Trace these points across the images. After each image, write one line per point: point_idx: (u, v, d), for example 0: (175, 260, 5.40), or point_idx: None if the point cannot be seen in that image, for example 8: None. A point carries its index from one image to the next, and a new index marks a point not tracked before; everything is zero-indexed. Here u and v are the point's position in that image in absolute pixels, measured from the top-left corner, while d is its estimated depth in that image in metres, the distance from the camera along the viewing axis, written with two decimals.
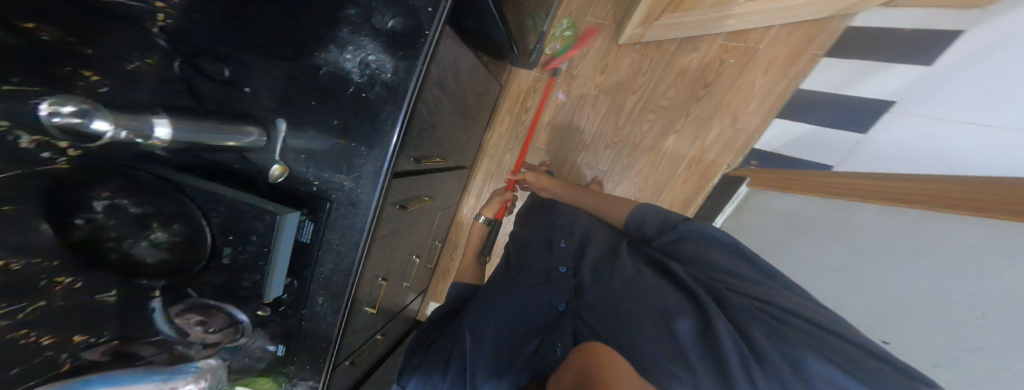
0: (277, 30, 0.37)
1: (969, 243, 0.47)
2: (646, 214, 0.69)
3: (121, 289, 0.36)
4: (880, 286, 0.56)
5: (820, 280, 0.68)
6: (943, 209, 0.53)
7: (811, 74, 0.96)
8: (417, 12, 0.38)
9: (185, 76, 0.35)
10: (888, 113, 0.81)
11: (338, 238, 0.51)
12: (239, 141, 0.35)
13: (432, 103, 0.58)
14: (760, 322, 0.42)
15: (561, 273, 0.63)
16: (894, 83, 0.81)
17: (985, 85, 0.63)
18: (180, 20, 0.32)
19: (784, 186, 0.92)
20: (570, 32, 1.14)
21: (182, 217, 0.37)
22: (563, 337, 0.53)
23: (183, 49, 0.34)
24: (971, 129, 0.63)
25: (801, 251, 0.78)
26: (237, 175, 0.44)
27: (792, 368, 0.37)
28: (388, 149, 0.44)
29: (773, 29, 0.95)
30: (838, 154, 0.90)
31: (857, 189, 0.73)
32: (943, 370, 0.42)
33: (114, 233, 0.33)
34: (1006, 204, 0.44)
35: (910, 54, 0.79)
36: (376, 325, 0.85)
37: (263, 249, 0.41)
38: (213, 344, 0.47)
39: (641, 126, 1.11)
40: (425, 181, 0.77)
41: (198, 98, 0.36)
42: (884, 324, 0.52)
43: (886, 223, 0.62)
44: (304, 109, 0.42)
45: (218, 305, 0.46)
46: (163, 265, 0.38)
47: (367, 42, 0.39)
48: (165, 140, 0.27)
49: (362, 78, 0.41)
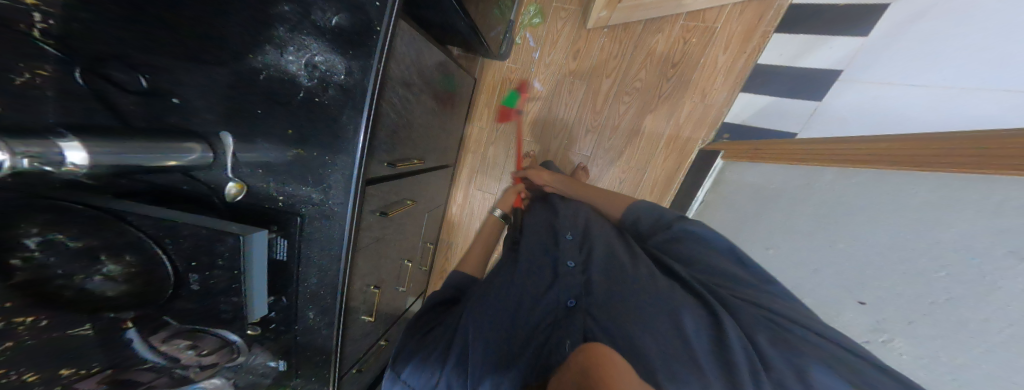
0: (194, 31, 0.33)
1: (923, 199, 0.48)
2: (643, 211, 0.71)
3: (95, 323, 0.35)
4: (847, 245, 0.57)
5: (794, 244, 0.70)
6: (898, 166, 0.54)
7: (764, 50, 0.96)
8: (363, 7, 0.35)
9: (94, 89, 0.30)
10: (839, 81, 0.81)
11: (316, 252, 0.50)
12: (180, 159, 0.34)
13: (399, 102, 0.55)
14: (766, 330, 0.42)
15: (569, 268, 0.61)
16: (835, 54, 0.82)
17: (910, 50, 0.64)
18: (66, 22, 0.25)
19: (754, 156, 0.92)
20: (538, 19, 1.10)
21: (132, 246, 0.35)
22: (572, 334, 0.47)
23: (81, 57, 0.28)
24: (936, 98, 0.57)
25: (775, 217, 0.79)
26: (189, 195, 0.42)
27: (800, 378, 0.35)
28: (354, 156, 0.42)
29: (727, 7, 0.96)
30: (799, 121, 0.90)
31: (819, 156, 0.73)
32: (919, 324, 0.42)
33: (60, 270, 0.30)
34: (959, 156, 0.45)
35: (852, 24, 0.79)
36: (377, 332, 0.85)
37: (233, 272, 0.40)
38: (211, 365, 0.47)
39: (618, 110, 1.10)
40: (405, 183, 0.75)
41: (120, 115, 0.33)
42: (859, 285, 0.52)
43: (845, 184, 0.63)
44: (254, 120, 0.40)
45: (209, 329, 0.44)
46: (127, 297, 0.36)
47: (310, 40, 0.37)
48: (83, 164, 0.26)
49: (312, 81, 0.39)
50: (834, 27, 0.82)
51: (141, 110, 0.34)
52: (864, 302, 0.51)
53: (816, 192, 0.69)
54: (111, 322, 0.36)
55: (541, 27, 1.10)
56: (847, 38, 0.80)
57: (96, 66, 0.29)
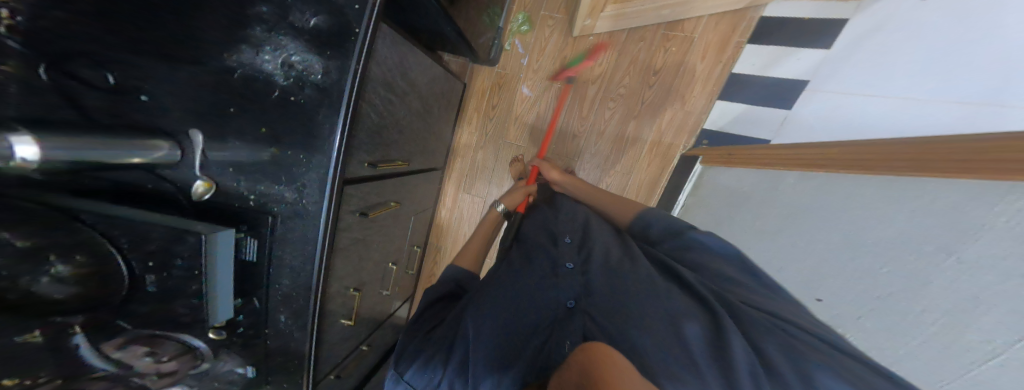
0: (160, 30, 0.30)
1: (867, 199, 0.51)
2: (652, 219, 0.69)
3: (47, 331, 0.30)
4: (804, 247, 0.60)
5: (761, 248, 0.72)
6: (848, 170, 0.57)
7: (738, 61, 1.01)
8: (342, 10, 0.35)
9: (60, 87, 0.26)
10: (806, 90, 0.88)
11: (289, 252, 0.48)
12: (147, 156, 0.31)
13: (381, 103, 0.54)
14: (772, 334, 0.39)
15: (569, 269, 0.59)
16: (801, 64, 0.90)
17: (870, 63, 0.71)
18: (36, 20, 0.22)
19: (728, 161, 0.95)
20: (526, 26, 1.12)
21: (85, 245, 0.32)
22: (573, 334, 0.48)
23: (45, 53, 0.24)
24: (902, 105, 0.61)
25: (745, 221, 0.81)
26: (151, 196, 0.38)
27: (803, 383, 0.33)
28: (331, 155, 0.42)
29: (703, 19, 1.00)
30: (772, 128, 0.96)
31: (784, 160, 0.76)
32: (866, 319, 0.45)
33: (4, 272, 0.26)
34: (891, 163, 0.50)
35: (816, 36, 0.87)
36: (359, 337, 0.82)
37: (192, 272, 0.38)
38: (167, 374, 0.42)
39: (603, 115, 1.13)
40: (388, 185, 0.74)
41: (83, 112, 0.28)
42: (815, 283, 0.55)
43: (804, 188, 0.66)
44: (228, 119, 0.38)
45: (172, 333, 0.41)
46: (77, 302, 0.32)
47: (287, 40, 0.35)
48: (34, 160, 0.22)
49: (288, 81, 0.37)
50: (801, 39, 0.89)
51: (101, 108, 0.30)
52: (822, 299, 0.53)
53: (781, 195, 0.72)
54: (58, 328, 0.31)
55: (529, 34, 1.12)
56: (812, 50, 0.88)
57: (59, 60, 0.25)
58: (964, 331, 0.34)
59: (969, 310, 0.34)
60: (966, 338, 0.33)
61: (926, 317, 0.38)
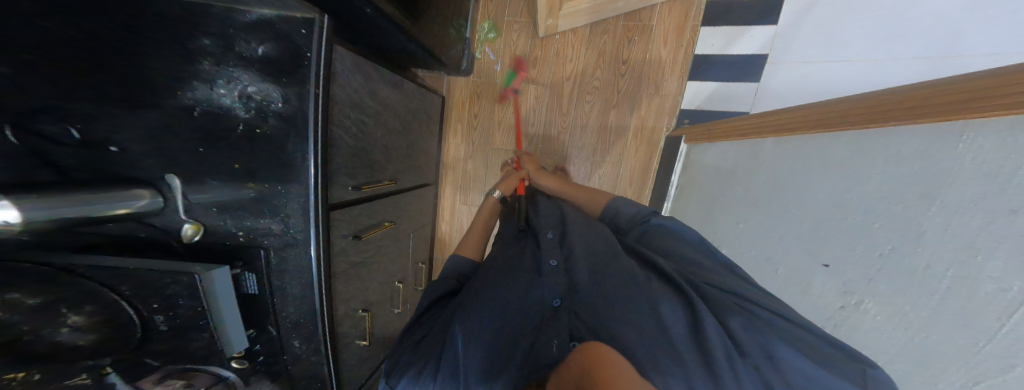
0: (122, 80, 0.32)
1: (842, 153, 0.50)
2: (622, 206, 0.69)
3: (91, 371, 0.36)
4: (797, 216, 0.57)
5: (756, 222, 0.68)
6: (832, 127, 0.53)
7: (697, 42, 1.00)
8: (288, 35, 0.37)
9: (33, 147, 0.28)
10: (768, 63, 0.91)
11: (289, 281, 0.50)
12: (131, 206, 0.35)
13: (354, 126, 0.57)
14: (737, 313, 0.41)
15: (552, 267, 0.57)
16: (757, 41, 0.93)
17: (818, 35, 0.79)
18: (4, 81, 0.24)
19: (712, 134, 0.90)
20: (493, 34, 1.13)
21: (91, 297, 0.35)
22: (559, 333, 0.47)
23: (19, 115, 0.26)
24: (864, 67, 0.69)
25: (736, 190, 0.77)
26: (150, 243, 0.42)
27: (768, 357, 0.36)
28: (307, 183, 0.44)
29: (658, 6, 1.00)
30: (746, 102, 0.95)
31: (757, 127, 0.74)
32: (878, 281, 0.40)
33: (26, 327, 0.30)
34: (879, 111, 0.45)
35: (763, 14, 0.91)
36: (377, 357, 0.84)
37: (196, 310, 0.40)
38: None
39: (583, 108, 1.11)
40: (380, 206, 0.76)
41: (62, 172, 0.32)
42: (820, 248, 0.50)
43: (783, 151, 0.64)
44: (195, 160, 0.40)
45: (201, 366, 0.44)
46: (99, 344, 0.36)
47: (238, 71, 0.38)
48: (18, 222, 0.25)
49: (249, 112, 0.40)
50: (750, 18, 0.93)
51: (75, 163, 0.33)
52: (829, 264, 0.48)
53: (764, 163, 0.69)
54: (93, 368, 0.36)
55: (497, 41, 1.13)
56: (760, 27, 0.92)
57: (20, 119, 0.27)
58: (977, 282, 0.30)
59: (972, 255, 0.30)
60: (982, 290, 0.29)
61: (935, 270, 0.34)
